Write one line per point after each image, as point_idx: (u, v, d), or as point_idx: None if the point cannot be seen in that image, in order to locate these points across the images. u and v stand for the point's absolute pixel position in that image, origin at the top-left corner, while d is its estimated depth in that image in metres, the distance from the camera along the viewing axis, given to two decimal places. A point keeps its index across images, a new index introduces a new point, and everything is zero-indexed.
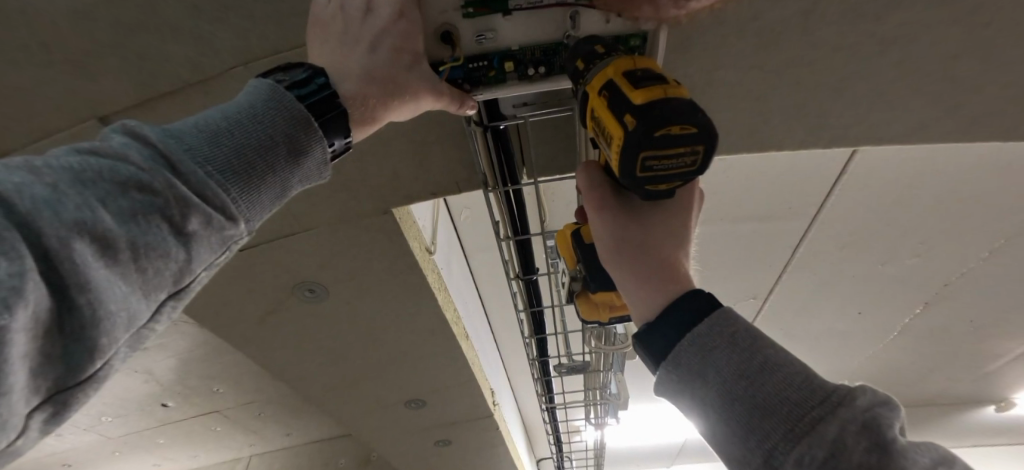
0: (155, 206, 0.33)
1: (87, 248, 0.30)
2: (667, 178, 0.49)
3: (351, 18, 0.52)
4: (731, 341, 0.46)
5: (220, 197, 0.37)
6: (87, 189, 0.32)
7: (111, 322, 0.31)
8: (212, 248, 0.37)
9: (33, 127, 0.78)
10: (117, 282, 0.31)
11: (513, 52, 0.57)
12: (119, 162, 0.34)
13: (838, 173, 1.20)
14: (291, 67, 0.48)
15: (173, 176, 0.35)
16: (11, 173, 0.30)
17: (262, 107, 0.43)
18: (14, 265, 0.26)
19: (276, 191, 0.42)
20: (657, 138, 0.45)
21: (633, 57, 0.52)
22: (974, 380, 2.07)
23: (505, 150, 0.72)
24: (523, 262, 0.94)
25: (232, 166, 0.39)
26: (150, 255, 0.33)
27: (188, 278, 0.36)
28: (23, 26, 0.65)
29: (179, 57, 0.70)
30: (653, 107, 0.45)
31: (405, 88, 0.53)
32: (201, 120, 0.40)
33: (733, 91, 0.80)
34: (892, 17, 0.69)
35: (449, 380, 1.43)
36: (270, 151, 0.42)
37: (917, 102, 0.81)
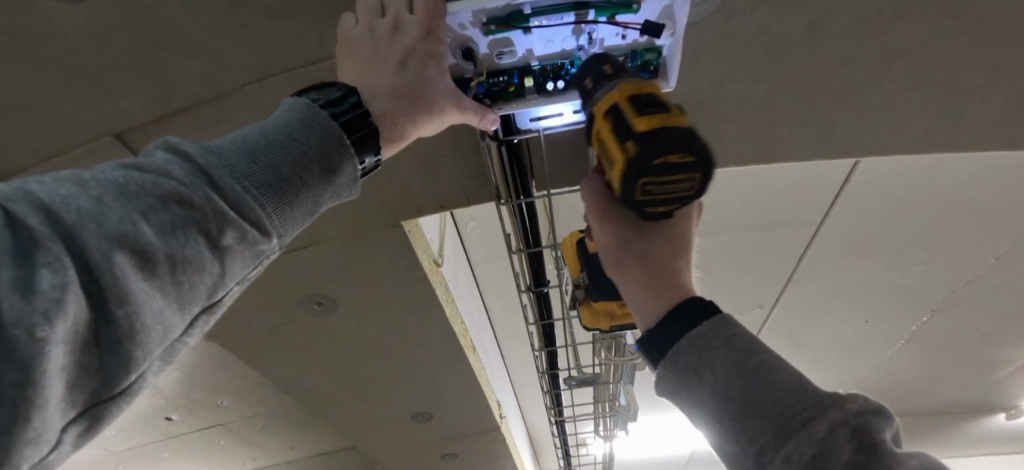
0: (194, 220, 0.34)
1: (127, 261, 0.31)
2: (668, 201, 0.50)
3: (380, 37, 0.51)
4: (727, 343, 0.45)
5: (255, 212, 0.38)
6: (130, 203, 0.33)
7: (147, 334, 0.31)
8: (244, 262, 0.38)
9: (48, 143, 0.79)
10: (154, 295, 0.32)
11: (533, 66, 0.59)
12: (162, 176, 0.35)
13: (842, 183, 1.21)
14: (326, 86, 0.49)
15: (212, 192, 0.36)
16: (59, 186, 0.32)
17: (298, 124, 0.44)
18: (57, 277, 0.27)
19: (309, 206, 0.43)
20: (656, 165, 0.45)
21: (639, 81, 0.52)
22: (984, 388, 2.06)
23: (517, 163, 0.73)
24: (533, 274, 0.94)
25: (267, 181, 0.40)
26: (186, 268, 0.34)
27: (221, 291, 0.37)
28: (43, 46, 0.66)
29: (194, 75, 0.71)
30: (655, 136, 0.45)
31: (432, 105, 0.53)
32: (239, 136, 0.41)
33: (741, 103, 0.80)
34: (895, 29, 0.70)
35: (456, 393, 1.42)
36: (304, 167, 0.43)
37: (924, 113, 0.82)
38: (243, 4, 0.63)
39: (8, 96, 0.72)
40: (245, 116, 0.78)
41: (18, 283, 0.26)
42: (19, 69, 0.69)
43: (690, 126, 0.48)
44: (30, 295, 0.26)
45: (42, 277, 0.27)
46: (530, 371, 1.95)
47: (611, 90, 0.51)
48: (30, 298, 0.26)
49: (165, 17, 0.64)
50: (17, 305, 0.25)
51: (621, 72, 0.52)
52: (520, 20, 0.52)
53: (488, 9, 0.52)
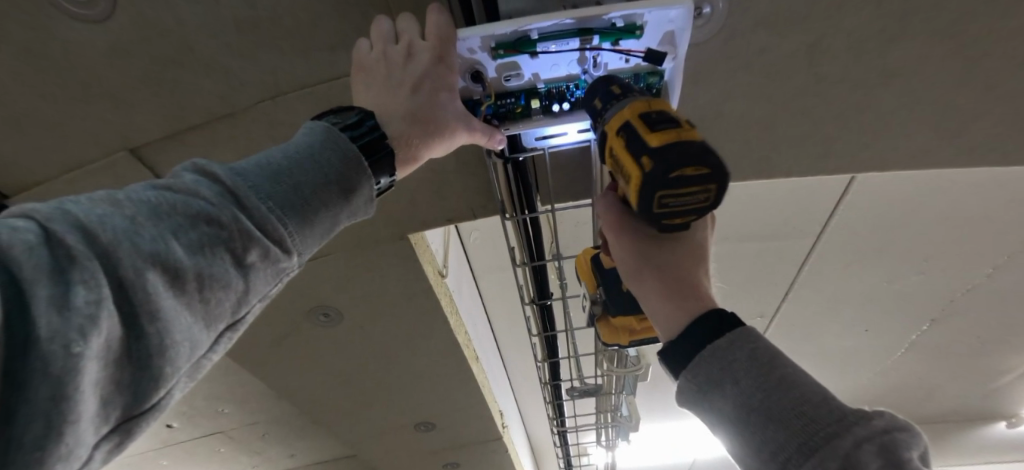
0: (221, 238, 0.36)
1: (158, 278, 0.32)
2: (684, 213, 0.51)
3: (394, 61, 0.53)
4: (751, 356, 0.46)
5: (278, 231, 0.40)
6: (162, 222, 0.35)
7: (175, 351, 0.33)
8: (266, 280, 0.40)
9: (62, 158, 0.80)
10: (182, 312, 0.33)
11: (539, 89, 0.61)
12: (191, 197, 0.37)
13: (840, 195, 1.22)
14: (344, 110, 0.51)
15: (239, 211, 0.38)
16: (95, 207, 0.33)
17: (318, 145, 0.46)
18: (92, 294, 0.29)
19: (328, 225, 0.44)
20: (672, 177, 0.47)
21: (647, 98, 0.54)
22: (984, 396, 2.07)
23: (523, 179, 0.76)
24: (537, 287, 0.96)
25: (290, 201, 0.42)
26: (212, 286, 0.35)
27: (244, 309, 0.39)
28: (64, 65, 0.68)
29: (209, 93, 0.73)
30: (669, 150, 0.47)
31: (444, 128, 0.55)
32: (263, 158, 0.43)
33: (741, 121, 0.82)
34: (890, 50, 0.72)
35: (459, 403, 1.43)
36: (325, 187, 0.44)
37: (922, 129, 0.84)
38: (260, 24, 0.65)
39: (27, 113, 0.74)
40: (257, 132, 0.79)
41: (55, 299, 0.27)
42: (40, 87, 0.71)
43: (701, 139, 0.50)
44: (67, 311, 0.27)
45: (78, 293, 0.28)
46: (532, 380, 1.95)
47: (622, 109, 0.53)
48: (67, 314, 0.27)
49: (184, 37, 0.66)
50: (55, 321, 0.27)
51: (630, 91, 0.55)
52: (526, 45, 0.54)
53: (496, 37, 0.54)
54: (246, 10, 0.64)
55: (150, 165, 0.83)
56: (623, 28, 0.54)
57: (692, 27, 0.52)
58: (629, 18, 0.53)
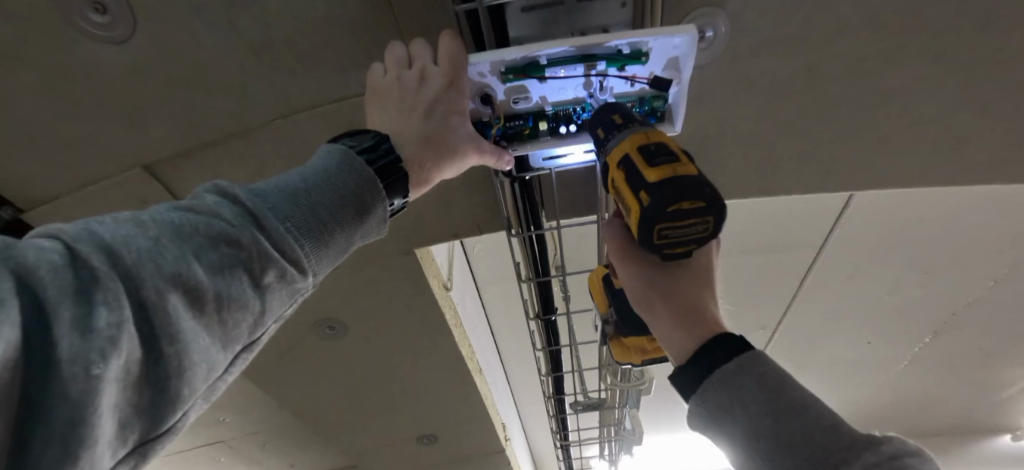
0: (240, 259, 0.37)
1: (179, 299, 0.33)
2: (683, 243, 0.53)
3: (407, 86, 0.55)
4: (759, 381, 0.47)
5: (295, 251, 0.41)
6: (184, 243, 0.35)
7: (193, 372, 0.34)
8: (281, 301, 0.41)
9: (77, 174, 0.82)
10: (201, 333, 0.34)
11: (546, 111, 0.63)
12: (213, 218, 0.38)
13: (840, 209, 1.23)
14: (360, 133, 0.52)
15: (258, 232, 0.39)
16: (121, 228, 0.34)
17: (336, 167, 0.47)
18: (114, 315, 0.30)
19: (342, 245, 0.46)
20: (669, 211, 0.49)
21: (646, 129, 0.55)
22: (988, 409, 2.06)
23: (529, 198, 0.77)
24: (542, 302, 0.97)
25: (306, 222, 0.43)
26: (229, 307, 0.36)
27: (259, 329, 0.40)
28: (84, 85, 0.70)
29: (223, 111, 0.75)
30: (666, 186, 0.48)
31: (455, 149, 0.57)
32: (282, 181, 0.45)
33: (744, 139, 0.84)
34: (888, 71, 0.74)
35: (462, 416, 1.43)
36: (340, 209, 0.45)
37: (922, 148, 0.85)
38: (274, 46, 0.67)
39: (46, 131, 0.76)
40: (269, 150, 0.81)
41: (78, 321, 0.28)
42: (60, 106, 0.73)
43: (698, 172, 0.51)
44: (89, 332, 0.28)
45: (100, 314, 0.29)
46: (535, 392, 1.95)
47: (622, 141, 0.54)
48: (88, 336, 0.28)
49: (200, 58, 0.68)
50: (77, 343, 0.27)
51: (633, 120, 0.56)
52: (536, 70, 0.56)
53: (506, 62, 0.55)
54: (262, 32, 0.66)
55: (164, 181, 0.85)
56: (629, 54, 0.55)
57: (695, 54, 0.54)
58: (635, 45, 0.54)
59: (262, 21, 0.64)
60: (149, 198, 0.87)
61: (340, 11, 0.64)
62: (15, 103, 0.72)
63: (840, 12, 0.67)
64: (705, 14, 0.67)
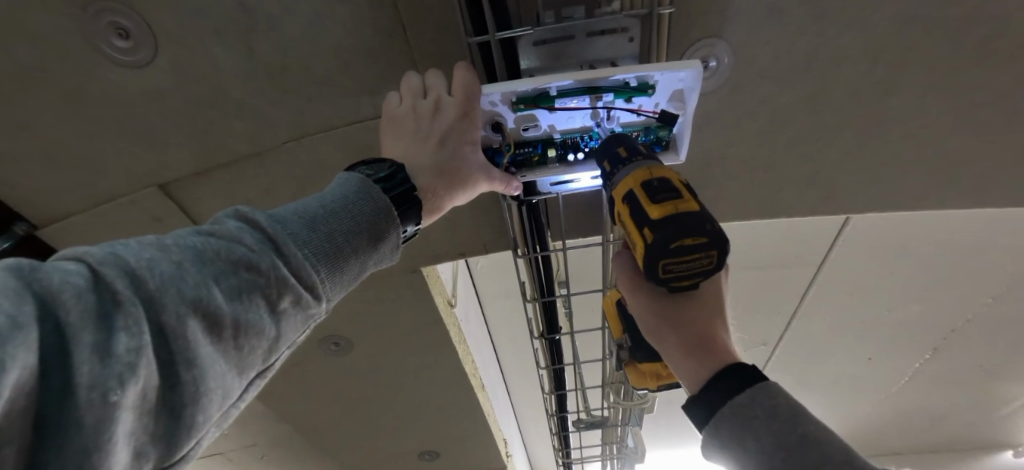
0: (259, 285, 0.36)
1: (197, 325, 0.32)
2: (690, 277, 0.54)
3: (422, 116, 0.57)
4: (772, 412, 0.48)
5: (311, 277, 0.40)
6: (205, 267, 0.35)
7: (208, 399, 0.33)
8: (296, 327, 0.40)
9: (93, 192, 0.83)
10: (218, 360, 0.33)
11: (555, 138, 0.65)
12: (234, 242, 0.37)
13: (839, 230, 1.26)
14: (376, 162, 0.54)
15: (277, 258, 0.38)
16: (144, 251, 0.33)
17: (353, 196, 0.48)
18: (133, 341, 0.29)
19: (354, 270, 0.45)
20: (673, 248, 0.51)
21: (651, 163, 0.57)
22: (989, 425, 2.06)
23: (536, 220, 0.79)
24: (546, 321, 0.99)
25: (323, 248, 0.42)
26: (246, 333, 0.35)
27: (273, 355, 0.39)
28: (104, 105, 0.72)
29: (239, 133, 0.77)
30: (668, 223, 0.51)
31: (467, 177, 0.60)
32: (301, 207, 0.44)
33: (746, 163, 0.85)
34: (886, 99, 0.76)
35: (464, 432, 1.43)
36: (356, 236, 0.46)
37: (922, 172, 0.86)
38: (291, 71, 0.69)
39: (65, 149, 0.77)
40: (281, 170, 0.83)
41: (99, 346, 0.27)
42: (79, 126, 0.74)
43: (701, 207, 0.53)
44: (108, 358, 0.27)
45: (120, 340, 0.28)
46: (536, 408, 1.95)
47: (627, 176, 0.56)
48: (108, 362, 0.27)
49: (219, 82, 0.70)
50: (96, 369, 0.26)
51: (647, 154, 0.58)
52: (545, 100, 0.58)
53: (517, 92, 0.57)
54: (280, 57, 0.68)
55: (177, 200, 0.86)
56: (635, 86, 0.57)
57: (700, 88, 0.56)
58: (641, 78, 0.56)
59: (280, 47, 0.67)
60: (162, 215, 0.88)
61: (356, 39, 0.66)
62: (36, 123, 0.74)
63: (839, 43, 0.69)
64: (710, 44, 0.69)
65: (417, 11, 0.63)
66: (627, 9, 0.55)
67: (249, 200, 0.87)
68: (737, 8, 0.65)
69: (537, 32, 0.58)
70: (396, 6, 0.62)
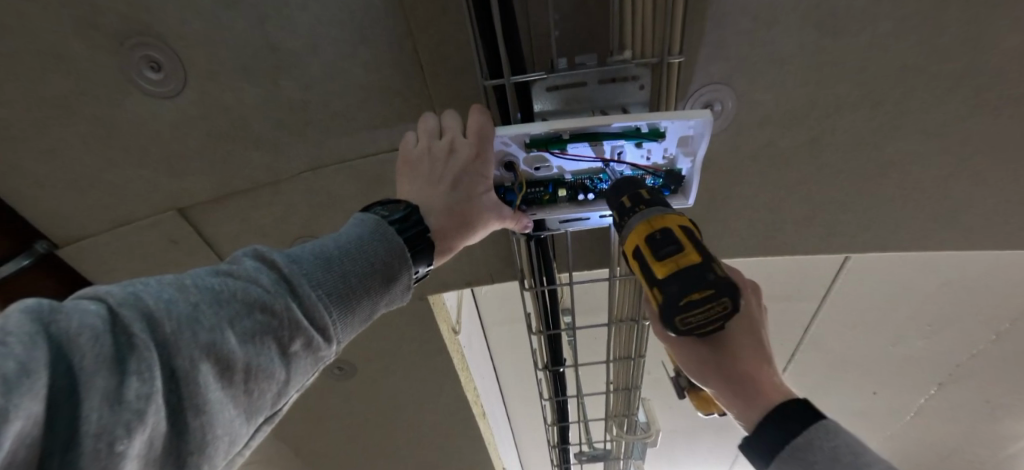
0: (272, 328, 0.37)
1: (208, 369, 0.33)
2: (710, 322, 0.55)
3: (437, 159, 0.59)
4: (833, 456, 0.48)
5: (324, 319, 0.41)
6: (221, 309, 0.36)
7: (214, 446, 0.33)
8: (306, 370, 0.41)
9: (113, 214, 0.85)
10: (227, 405, 0.34)
11: (565, 179, 0.68)
12: (250, 283, 0.38)
13: (840, 266, 1.27)
14: (392, 203, 0.56)
15: (291, 300, 0.39)
16: (163, 291, 0.35)
17: (367, 237, 0.50)
18: (144, 387, 0.29)
19: (367, 310, 0.46)
20: (682, 303, 0.52)
21: (658, 211, 0.58)
22: (998, 463, 2.01)
23: (542, 255, 0.81)
24: (551, 353, 1.00)
25: (337, 289, 0.44)
26: (257, 377, 0.36)
27: (282, 399, 0.40)
28: (131, 133, 0.75)
29: (258, 162, 0.79)
30: (672, 281, 0.53)
31: (479, 217, 0.62)
32: (317, 246, 0.46)
33: (751, 203, 0.87)
34: (886, 144, 0.78)
35: (464, 461, 1.41)
36: (368, 277, 0.47)
37: (925, 215, 0.87)
38: (311, 105, 0.72)
39: (89, 173, 0.79)
40: (295, 199, 0.85)
41: (110, 392, 0.28)
42: (105, 151, 0.77)
43: (704, 255, 0.54)
44: (119, 404, 0.28)
45: (131, 386, 0.29)
46: (536, 438, 1.94)
47: (632, 229, 0.58)
48: (117, 408, 0.28)
49: (242, 114, 0.73)
50: (104, 416, 0.27)
51: (654, 200, 0.59)
52: (558, 143, 0.60)
53: (529, 135, 0.59)
54: (302, 93, 0.70)
55: (194, 224, 0.88)
56: (647, 132, 0.59)
57: (711, 134, 0.58)
58: (652, 125, 0.58)
59: (302, 82, 0.69)
60: (177, 239, 0.90)
61: (377, 77, 0.69)
62: (65, 148, 0.76)
63: (840, 90, 0.71)
64: (717, 90, 0.72)
65: (436, 53, 0.66)
66: (639, 58, 0.58)
67: (263, 226, 0.89)
68: (742, 56, 0.68)
69: (551, 77, 0.60)
70: (416, 49, 0.66)
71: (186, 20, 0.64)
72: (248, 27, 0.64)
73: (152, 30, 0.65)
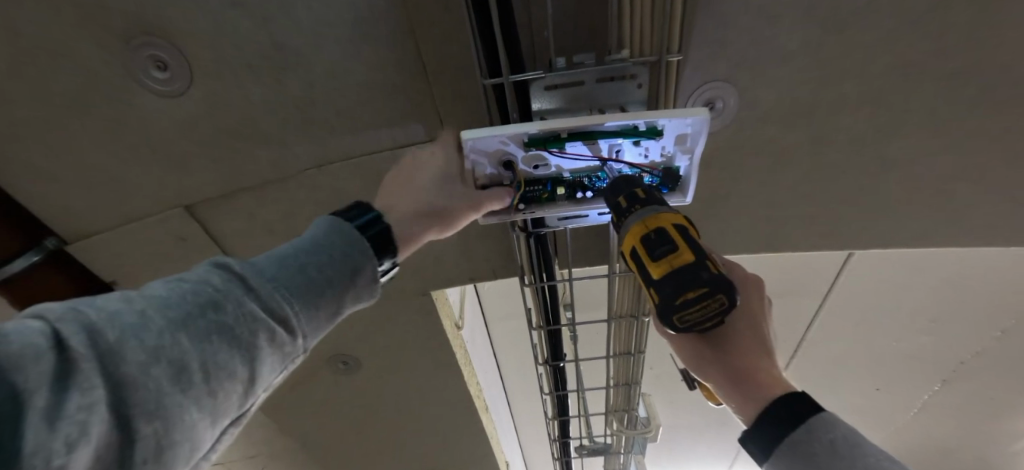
0: (227, 327, 0.38)
1: (161, 375, 0.33)
2: (708, 319, 0.55)
3: (405, 167, 0.66)
4: (832, 448, 0.49)
5: (282, 314, 0.42)
6: (171, 316, 0.36)
7: (173, 450, 0.33)
8: (270, 368, 0.41)
9: (121, 210, 0.87)
10: (186, 409, 0.34)
11: (563, 177, 0.68)
12: (200, 290, 0.39)
13: (843, 262, 1.27)
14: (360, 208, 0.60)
15: (245, 299, 0.40)
16: (106, 306, 0.35)
17: (323, 238, 0.50)
18: (87, 397, 0.29)
19: (329, 305, 0.47)
20: (678, 304, 0.53)
21: (653, 211, 0.58)
22: (1002, 461, 2.00)
23: (543, 251, 0.82)
24: (551, 348, 1.01)
25: (293, 285, 0.44)
26: (217, 378, 0.36)
27: (246, 400, 0.40)
28: (138, 131, 0.76)
29: (263, 159, 0.80)
30: (667, 282, 0.54)
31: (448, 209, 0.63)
32: (271, 252, 0.47)
33: (751, 200, 0.87)
34: (887, 141, 0.78)
35: (467, 455, 1.43)
36: (328, 272, 0.48)
37: (926, 212, 0.87)
38: (315, 103, 0.73)
39: (98, 170, 0.81)
40: (300, 196, 0.86)
41: (50, 409, 0.27)
42: (113, 149, 0.78)
43: (698, 254, 0.55)
44: (62, 418, 0.27)
45: (73, 398, 0.28)
46: (538, 432, 1.96)
47: (630, 230, 0.59)
48: (59, 422, 0.27)
49: (247, 112, 0.74)
50: (44, 432, 0.26)
51: (651, 199, 0.59)
52: (556, 142, 0.61)
53: (528, 134, 0.60)
54: (306, 91, 0.71)
55: (200, 220, 0.89)
56: (645, 130, 0.60)
57: (708, 131, 0.58)
58: (650, 123, 0.59)
59: (306, 81, 0.70)
60: (184, 235, 0.91)
61: (380, 76, 0.70)
62: (75, 144, 0.78)
63: (840, 88, 0.72)
64: (716, 87, 0.72)
65: (438, 51, 0.67)
66: (636, 56, 0.58)
67: (268, 222, 0.90)
68: (742, 54, 0.68)
69: (549, 76, 0.61)
70: (418, 47, 0.66)
71: (192, 19, 0.65)
72: (253, 26, 0.65)
73: (158, 30, 0.66)
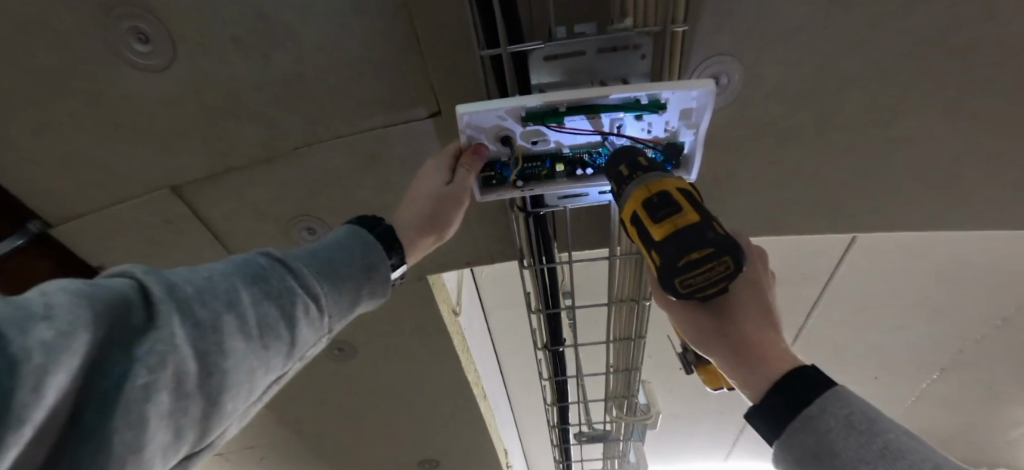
0: (279, 294, 0.38)
1: (228, 325, 0.33)
2: (714, 283, 0.53)
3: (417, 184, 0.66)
4: (847, 423, 0.45)
5: (323, 291, 0.41)
6: (232, 278, 0.36)
7: (234, 396, 0.33)
8: (312, 337, 0.41)
9: (107, 192, 0.84)
10: (247, 360, 0.34)
11: (563, 153, 0.66)
12: (254, 260, 0.39)
13: (846, 248, 1.26)
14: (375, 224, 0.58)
15: (293, 273, 0.40)
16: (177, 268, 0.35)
17: (354, 232, 0.50)
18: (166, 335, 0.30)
19: (358, 297, 0.45)
20: (682, 264, 0.51)
21: (655, 175, 0.57)
22: (999, 449, 2.01)
23: (543, 231, 0.80)
24: (550, 332, 1.00)
25: (335, 268, 0.44)
26: (272, 337, 0.36)
27: (292, 366, 0.39)
28: (121, 108, 0.73)
29: (252, 138, 0.77)
30: (669, 242, 0.52)
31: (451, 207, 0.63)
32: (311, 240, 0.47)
33: (754, 182, 0.85)
34: (895, 121, 0.76)
35: (465, 443, 1.42)
36: (360, 261, 0.47)
37: (933, 195, 0.85)
38: (305, 79, 0.70)
39: (81, 150, 0.78)
40: (290, 178, 0.83)
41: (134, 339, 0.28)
42: (96, 127, 0.75)
43: (703, 214, 0.53)
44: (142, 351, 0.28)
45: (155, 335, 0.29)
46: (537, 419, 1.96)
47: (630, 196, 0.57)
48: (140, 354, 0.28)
49: (234, 88, 0.71)
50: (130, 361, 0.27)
51: (652, 165, 0.57)
52: (554, 116, 0.58)
53: (526, 108, 0.57)
54: (295, 66, 0.68)
55: (188, 202, 0.86)
56: (647, 103, 0.57)
57: (713, 105, 0.56)
58: (653, 96, 0.56)
59: (295, 55, 0.67)
60: (171, 218, 0.89)
61: (371, 50, 0.67)
62: (54, 123, 0.75)
63: (850, 63, 0.69)
64: (721, 62, 0.70)
65: (432, 23, 0.63)
66: (641, 26, 0.56)
67: (258, 205, 0.88)
68: (749, 27, 0.65)
69: (548, 46, 0.58)
70: (411, 18, 0.63)
71: None
72: None
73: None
